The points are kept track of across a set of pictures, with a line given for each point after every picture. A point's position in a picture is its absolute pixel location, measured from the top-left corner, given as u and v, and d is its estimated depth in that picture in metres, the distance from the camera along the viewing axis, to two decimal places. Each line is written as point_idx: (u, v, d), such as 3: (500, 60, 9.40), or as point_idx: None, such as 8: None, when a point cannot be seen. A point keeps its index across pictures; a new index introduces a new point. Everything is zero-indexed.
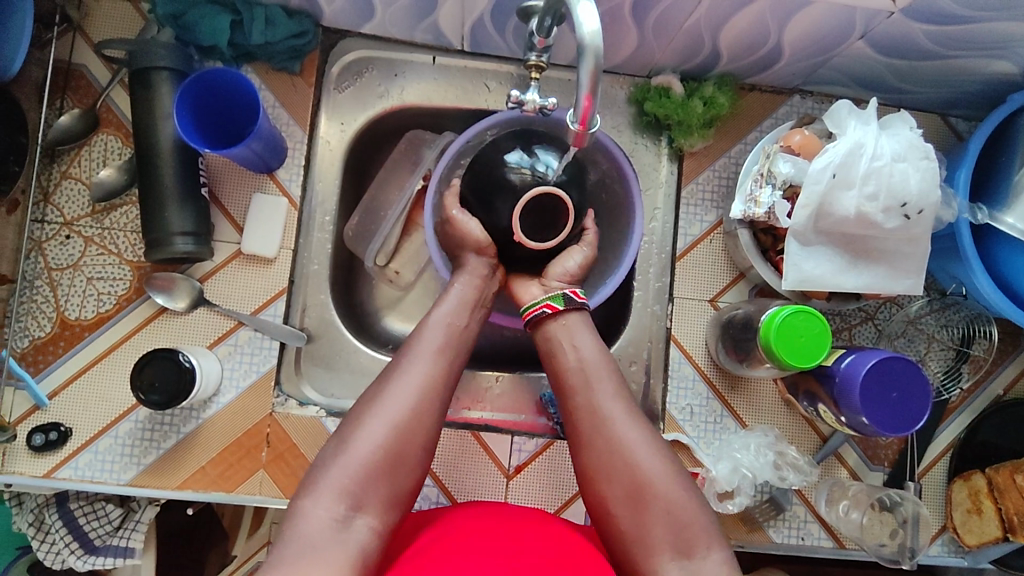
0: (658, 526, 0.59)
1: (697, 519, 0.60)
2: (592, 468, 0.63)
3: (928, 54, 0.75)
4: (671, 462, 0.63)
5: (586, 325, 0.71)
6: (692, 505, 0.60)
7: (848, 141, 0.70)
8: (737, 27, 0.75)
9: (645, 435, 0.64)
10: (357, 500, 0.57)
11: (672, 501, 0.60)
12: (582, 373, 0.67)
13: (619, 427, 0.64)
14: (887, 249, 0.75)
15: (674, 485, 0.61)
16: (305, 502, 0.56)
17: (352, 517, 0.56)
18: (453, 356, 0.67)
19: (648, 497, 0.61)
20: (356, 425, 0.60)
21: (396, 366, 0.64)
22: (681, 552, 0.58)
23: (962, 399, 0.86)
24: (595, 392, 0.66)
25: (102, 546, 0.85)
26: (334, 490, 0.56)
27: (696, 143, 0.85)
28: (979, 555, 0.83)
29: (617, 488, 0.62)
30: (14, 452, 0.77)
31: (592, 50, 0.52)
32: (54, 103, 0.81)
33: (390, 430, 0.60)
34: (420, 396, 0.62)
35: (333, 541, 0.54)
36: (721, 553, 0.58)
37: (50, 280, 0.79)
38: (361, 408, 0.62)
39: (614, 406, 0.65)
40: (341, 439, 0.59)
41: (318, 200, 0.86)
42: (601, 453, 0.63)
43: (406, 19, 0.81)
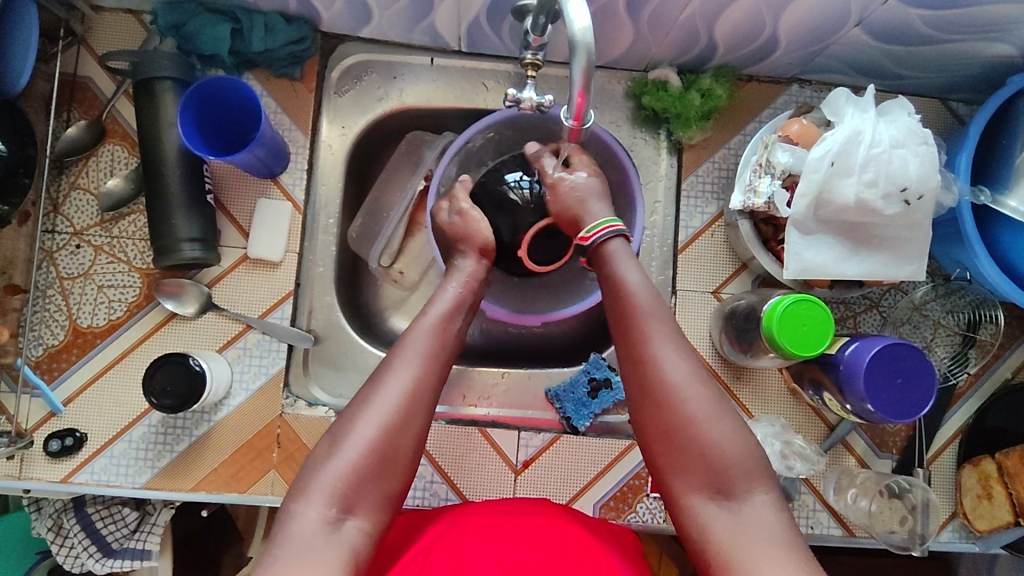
0: (693, 466, 0.59)
1: (738, 460, 0.59)
2: (636, 401, 0.64)
3: (925, 39, 0.75)
4: (714, 400, 0.61)
5: (629, 255, 0.71)
6: (732, 444, 0.59)
7: (846, 128, 0.70)
8: (732, 18, 0.75)
9: (688, 370, 0.62)
10: (349, 503, 0.57)
11: (710, 441, 0.59)
12: (626, 305, 0.67)
13: (659, 360, 0.63)
14: (888, 235, 0.75)
15: (717, 424, 0.60)
16: (296, 505, 0.57)
17: (343, 519, 0.56)
18: (441, 353, 0.67)
19: (687, 435, 0.60)
20: (353, 419, 0.61)
21: (385, 367, 0.64)
22: (719, 493, 0.58)
23: (970, 383, 0.86)
24: (643, 324, 0.65)
25: (120, 548, 0.87)
26: (325, 492, 0.57)
27: (695, 135, 0.86)
28: (990, 541, 0.82)
29: (659, 422, 0.61)
30: (31, 458, 0.79)
31: (583, 47, 0.52)
32: (61, 115, 0.82)
33: (380, 428, 0.60)
34: (409, 399, 0.62)
35: (326, 540, 0.55)
36: (763, 497, 0.57)
37: (62, 290, 0.81)
38: (356, 404, 0.62)
39: (659, 339, 0.64)
40: (334, 440, 0.60)
41: (321, 203, 0.88)
42: (643, 390, 0.63)
43: (403, 22, 0.82)
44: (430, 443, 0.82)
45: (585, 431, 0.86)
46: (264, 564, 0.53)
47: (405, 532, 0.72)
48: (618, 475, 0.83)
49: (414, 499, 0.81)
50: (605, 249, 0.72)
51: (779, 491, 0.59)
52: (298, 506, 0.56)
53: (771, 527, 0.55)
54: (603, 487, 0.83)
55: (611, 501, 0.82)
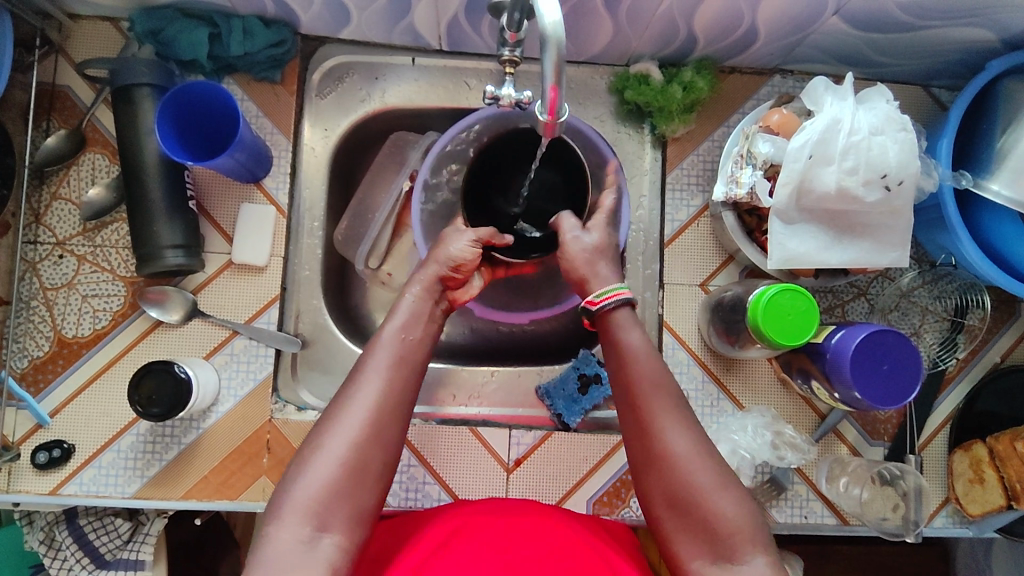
0: (697, 534, 0.58)
1: (741, 526, 0.57)
2: (644, 470, 0.62)
3: (904, 27, 0.75)
4: (719, 468, 0.60)
5: (631, 317, 0.68)
6: (736, 514, 0.58)
7: (825, 117, 0.71)
8: (710, 11, 0.75)
9: (692, 441, 0.61)
10: (324, 520, 0.55)
11: (713, 510, 0.58)
12: (628, 374, 0.65)
13: (663, 435, 0.61)
14: (870, 222, 0.75)
15: (722, 493, 0.59)
16: (272, 528, 0.55)
17: (319, 537, 0.55)
18: (410, 360, 0.65)
19: (693, 506, 0.58)
20: (320, 435, 0.59)
21: (355, 374, 0.63)
22: (720, 557, 0.57)
23: (959, 368, 0.85)
24: (643, 397, 0.63)
25: (113, 560, 0.86)
26: (299, 512, 0.55)
27: (679, 129, 0.86)
28: (983, 525, 0.82)
29: (664, 492, 0.60)
30: (19, 470, 0.78)
31: (555, 41, 0.52)
32: (40, 125, 0.82)
33: (350, 445, 0.58)
34: (377, 419, 0.60)
35: (304, 561, 0.53)
36: (766, 560, 0.56)
37: (46, 300, 0.80)
38: (324, 420, 0.60)
39: (665, 409, 0.62)
40: (302, 460, 0.58)
41: (305, 207, 0.87)
42: (649, 460, 0.61)
43: (382, 23, 0.81)
44: (421, 445, 0.82)
45: (576, 427, 0.86)
46: None
47: (397, 535, 0.71)
48: (610, 471, 0.83)
49: (407, 501, 0.81)
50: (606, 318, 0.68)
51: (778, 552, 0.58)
52: (272, 528, 0.55)
53: None
54: (596, 483, 0.82)
55: (604, 496, 0.82)
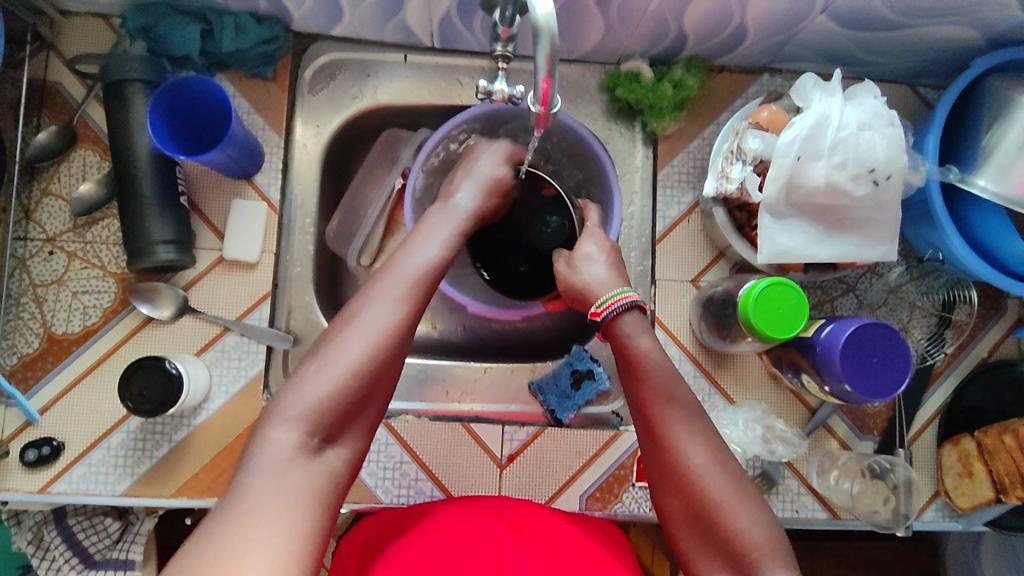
0: (719, 552, 0.58)
1: (762, 542, 0.56)
2: (666, 489, 0.62)
3: (890, 24, 0.76)
4: (737, 483, 0.59)
5: (645, 329, 0.69)
6: (756, 529, 0.57)
7: (814, 113, 0.71)
8: (700, 8, 0.76)
9: (708, 456, 0.60)
10: (330, 431, 0.56)
11: (732, 526, 0.57)
12: (644, 393, 0.65)
13: (680, 451, 0.61)
14: (859, 217, 0.75)
15: (740, 508, 0.58)
16: (269, 428, 0.54)
17: (323, 448, 0.55)
18: (429, 282, 0.64)
19: (713, 524, 0.58)
20: (337, 340, 0.58)
21: (369, 286, 0.62)
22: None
23: (947, 363, 0.86)
24: (659, 415, 0.63)
25: (102, 560, 0.86)
26: (304, 415, 0.54)
27: (669, 126, 0.86)
28: (972, 518, 0.83)
29: (685, 513, 0.60)
30: (7, 468, 0.77)
31: (547, 32, 0.52)
32: (31, 121, 0.81)
33: (366, 355, 0.57)
34: (393, 333, 0.59)
35: (304, 468, 0.53)
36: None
37: (36, 297, 0.80)
38: (340, 325, 0.59)
39: (680, 425, 0.62)
40: (314, 364, 0.57)
41: (297, 204, 0.88)
42: (668, 478, 0.61)
43: (374, 20, 0.82)
44: (413, 440, 0.82)
45: (569, 423, 0.86)
46: (235, 492, 0.50)
47: (388, 531, 0.71)
48: (603, 467, 0.83)
49: (399, 498, 0.81)
50: (616, 323, 0.69)
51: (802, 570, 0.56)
52: (271, 427, 0.53)
53: None
54: (589, 479, 0.82)
55: (597, 492, 0.82)
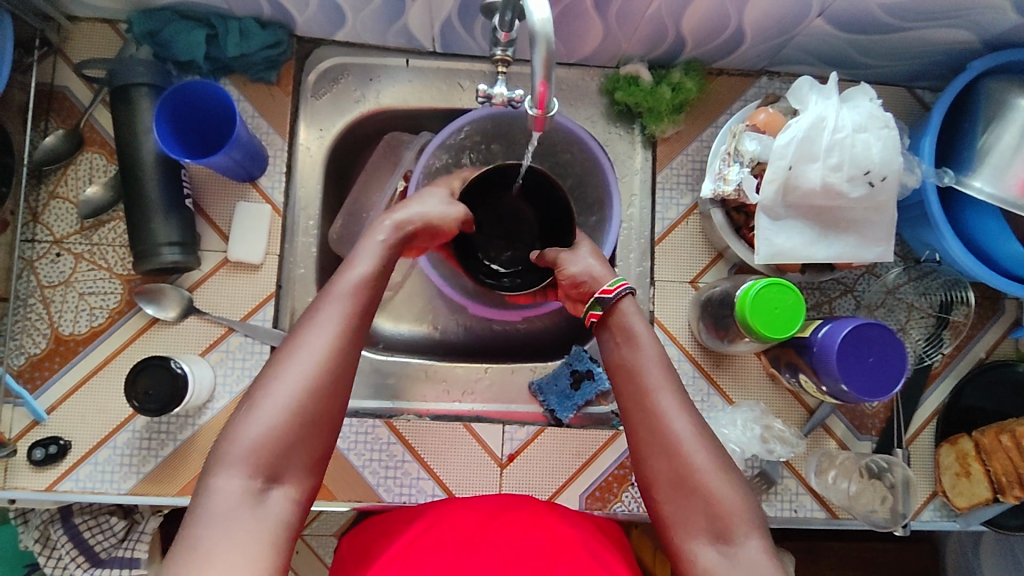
0: (695, 516, 0.57)
1: (738, 509, 0.57)
2: (642, 450, 0.61)
3: (886, 28, 0.77)
4: (718, 452, 0.59)
5: (638, 308, 0.68)
6: (733, 496, 0.57)
7: (810, 115, 0.72)
8: (698, 12, 0.77)
9: (691, 423, 0.60)
10: (276, 473, 0.53)
11: (712, 492, 0.57)
12: (629, 361, 0.65)
13: (664, 415, 0.60)
14: (855, 218, 0.76)
15: (718, 474, 0.58)
16: (214, 478, 0.52)
17: (269, 490, 0.52)
18: (370, 301, 0.61)
19: (692, 486, 0.58)
20: (274, 376, 0.55)
21: (312, 313, 0.58)
22: (718, 540, 0.56)
23: (945, 363, 0.87)
24: (645, 378, 0.63)
25: (108, 558, 0.86)
26: (248, 460, 0.52)
27: (668, 129, 0.87)
28: (970, 518, 0.83)
29: (663, 474, 0.59)
30: (15, 467, 0.78)
31: (544, 37, 0.53)
32: (39, 125, 0.83)
33: (302, 390, 0.55)
34: (336, 358, 0.56)
35: (249, 515, 0.51)
36: (760, 542, 0.56)
37: (43, 298, 0.81)
38: (279, 357, 0.56)
39: (662, 391, 0.62)
40: (254, 401, 0.54)
41: (301, 206, 0.89)
42: (647, 441, 0.60)
43: (376, 24, 0.83)
44: (414, 440, 0.83)
45: (569, 423, 0.87)
46: (183, 545, 0.49)
47: (390, 529, 0.72)
48: (603, 466, 0.84)
49: (400, 497, 0.82)
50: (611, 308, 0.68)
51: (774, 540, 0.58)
52: (215, 477, 0.51)
53: None
54: (589, 477, 0.83)
55: (597, 491, 0.83)
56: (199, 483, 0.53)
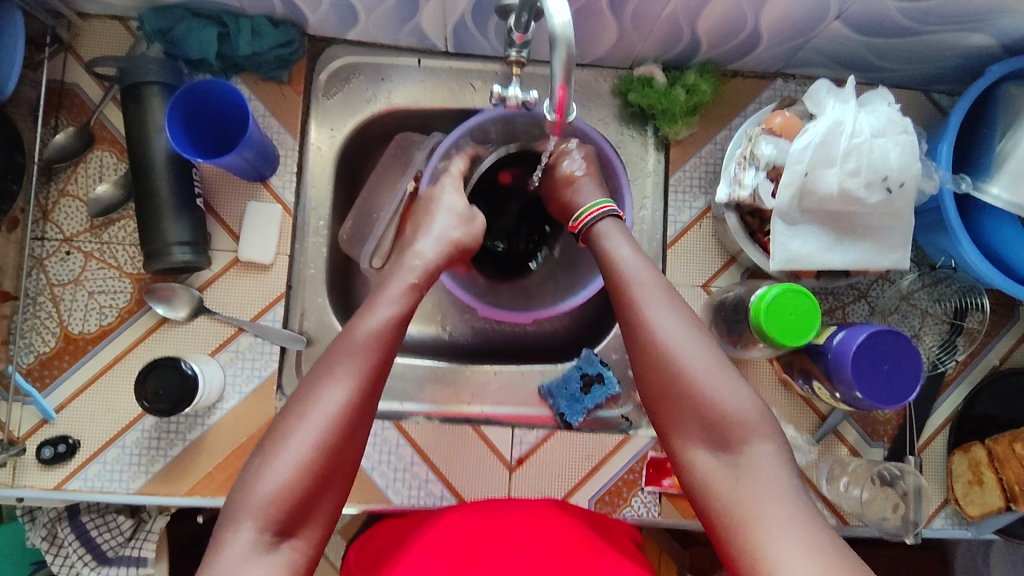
0: (692, 421, 0.60)
1: (733, 409, 0.59)
2: (639, 366, 0.64)
3: (905, 31, 0.76)
4: (713, 358, 0.62)
5: (620, 232, 0.74)
6: (727, 397, 0.60)
7: (828, 119, 0.71)
8: (714, 14, 0.76)
9: (682, 330, 0.63)
10: (287, 526, 0.55)
11: (704, 393, 0.60)
12: (620, 281, 0.69)
13: (655, 324, 0.64)
14: (872, 224, 0.76)
15: (713, 376, 0.61)
16: (229, 531, 0.53)
17: (279, 541, 0.54)
18: (384, 351, 0.62)
19: (685, 390, 0.61)
20: (286, 428, 0.57)
21: (326, 365, 0.60)
22: (716, 443, 0.59)
23: (959, 371, 0.86)
24: (636, 293, 0.67)
25: (115, 557, 0.86)
26: (259, 513, 0.54)
27: (682, 131, 0.86)
28: (982, 526, 0.83)
29: (658, 379, 0.62)
30: (24, 465, 0.78)
31: (564, 41, 0.53)
32: (49, 122, 0.82)
33: (314, 445, 0.56)
34: (349, 410, 0.58)
35: (260, 565, 0.52)
36: (760, 442, 0.58)
37: (53, 296, 0.81)
38: (295, 409, 0.58)
39: (655, 305, 0.65)
40: (267, 453, 0.56)
41: (311, 206, 0.88)
42: (641, 354, 0.64)
43: (389, 24, 0.82)
44: (424, 442, 0.83)
45: (579, 427, 0.87)
46: None
47: (400, 534, 0.72)
48: (612, 471, 0.83)
49: (409, 499, 0.81)
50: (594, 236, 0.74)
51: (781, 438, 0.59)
52: (228, 531, 0.53)
53: (770, 475, 0.56)
54: (599, 482, 0.83)
55: (606, 496, 0.82)
56: (214, 535, 0.54)
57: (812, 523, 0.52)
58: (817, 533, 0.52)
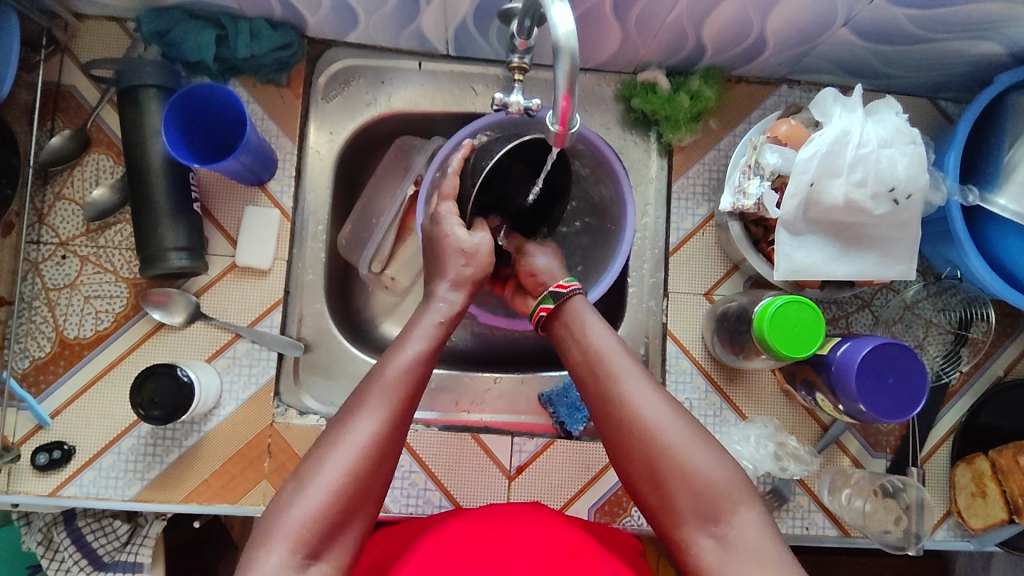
0: (681, 500, 0.58)
1: (722, 485, 0.58)
2: (619, 447, 0.62)
3: (912, 39, 0.75)
4: (693, 433, 0.60)
5: (590, 309, 0.72)
6: (715, 473, 0.58)
7: (835, 128, 0.70)
8: (720, 19, 0.75)
9: (661, 410, 0.61)
10: (317, 547, 0.54)
11: (691, 471, 0.58)
12: (594, 361, 0.66)
13: (634, 405, 0.62)
14: (878, 235, 0.75)
15: (698, 454, 0.59)
16: (259, 551, 0.53)
17: (309, 564, 0.53)
18: (412, 387, 0.62)
19: (671, 469, 0.59)
20: (321, 456, 0.57)
21: (360, 397, 0.60)
22: (707, 520, 0.57)
23: (963, 381, 0.85)
24: (612, 370, 0.65)
25: (111, 562, 0.86)
26: (291, 535, 0.53)
27: (685, 137, 0.85)
28: (985, 538, 0.82)
29: (641, 460, 0.60)
30: (19, 472, 0.78)
31: (567, 51, 0.52)
32: (45, 125, 0.81)
33: (346, 473, 0.56)
34: (381, 444, 0.58)
35: None
36: (751, 515, 0.57)
37: (48, 301, 0.80)
38: (327, 440, 0.58)
39: (632, 386, 0.63)
40: (301, 478, 0.56)
41: (310, 210, 0.88)
42: (619, 432, 0.62)
43: (390, 26, 0.81)
44: (424, 450, 0.82)
45: (579, 435, 0.86)
46: None
47: (397, 545, 0.71)
48: (611, 480, 0.82)
49: (407, 507, 0.81)
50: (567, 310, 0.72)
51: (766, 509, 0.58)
52: (258, 552, 0.53)
53: (765, 549, 0.55)
54: (599, 491, 0.82)
55: (605, 505, 0.82)
56: (244, 556, 0.54)
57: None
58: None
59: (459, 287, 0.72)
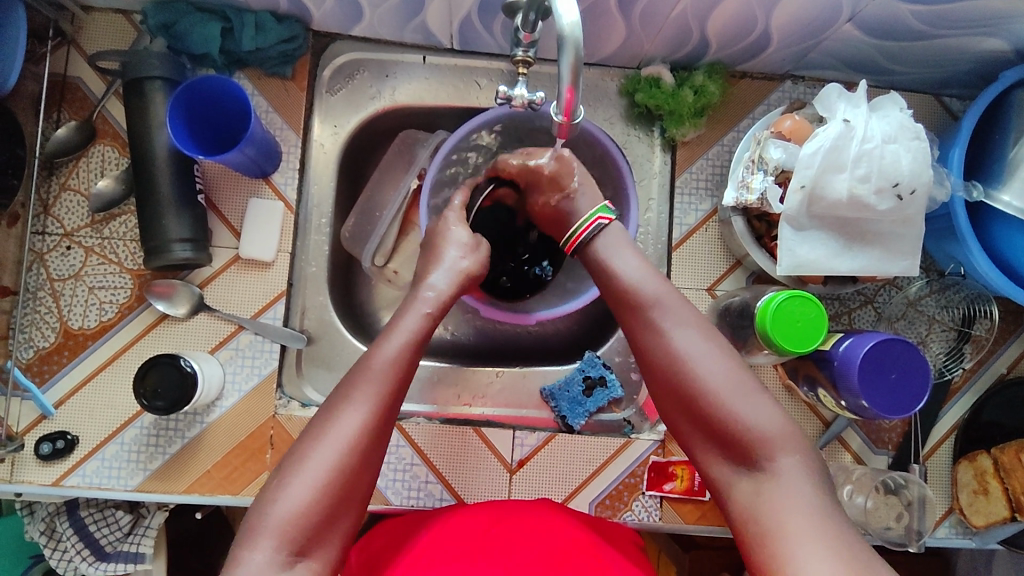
0: (715, 435, 0.60)
1: (755, 423, 0.59)
2: (658, 382, 0.64)
3: (918, 35, 0.75)
4: (729, 370, 0.61)
5: (628, 246, 0.72)
6: (748, 412, 0.59)
7: (838, 123, 0.70)
8: (725, 14, 0.75)
9: (697, 349, 0.63)
10: (301, 545, 0.54)
11: (725, 409, 0.60)
12: (631, 300, 0.68)
13: (672, 342, 0.64)
14: (881, 231, 0.75)
15: (733, 393, 0.60)
16: (243, 550, 0.53)
17: (295, 562, 0.54)
18: (401, 373, 0.62)
19: (705, 406, 0.61)
20: (304, 453, 0.57)
21: (341, 395, 0.60)
22: (739, 457, 0.59)
23: (965, 378, 0.85)
24: (648, 309, 0.66)
25: (113, 552, 0.87)
26: (275, 534, 0.54)
27: (688, 132, 0.85)
28: (987, 536, 0.82)
29: (676, 396, 0.63)
30: (22, 461, 0.78)
31: (572, 43, 0.52)
32: (50, 117, 0.82)
33: (330, 469, 0.56)
34: (365, 438, 0.58)
35: None
36: (783, 455, 0.58)
37: (53, 291, 0.80)
38: (309, 436, 0.58)
39: (668, 324, 0.65)
40: (282, 476, 0.56)
41: (314, 202, 0.88)
42: (658, 370, 0.64)
43: (395, 19, 0.81)
44: (425, 443, 0.82)
45: (580, 430, 0.86)
46: None
47: (398, 537, 0.71)
48: (612, 475, 0.82)
49: (408, 500, 0.81)
50: (601, 248, 0.73)
51: (806, 448, 0.59)
52: (243, 550, 0.53)
53: (795, 488, 0.56)
54: (600, 486, 0.82)
55: (607, 499, 0.82)
56: (230, 554, 0.54)
57: (838, 539, 0.52)
58: (842, 546, 0.52)
59: (450, 279, 0.72)
